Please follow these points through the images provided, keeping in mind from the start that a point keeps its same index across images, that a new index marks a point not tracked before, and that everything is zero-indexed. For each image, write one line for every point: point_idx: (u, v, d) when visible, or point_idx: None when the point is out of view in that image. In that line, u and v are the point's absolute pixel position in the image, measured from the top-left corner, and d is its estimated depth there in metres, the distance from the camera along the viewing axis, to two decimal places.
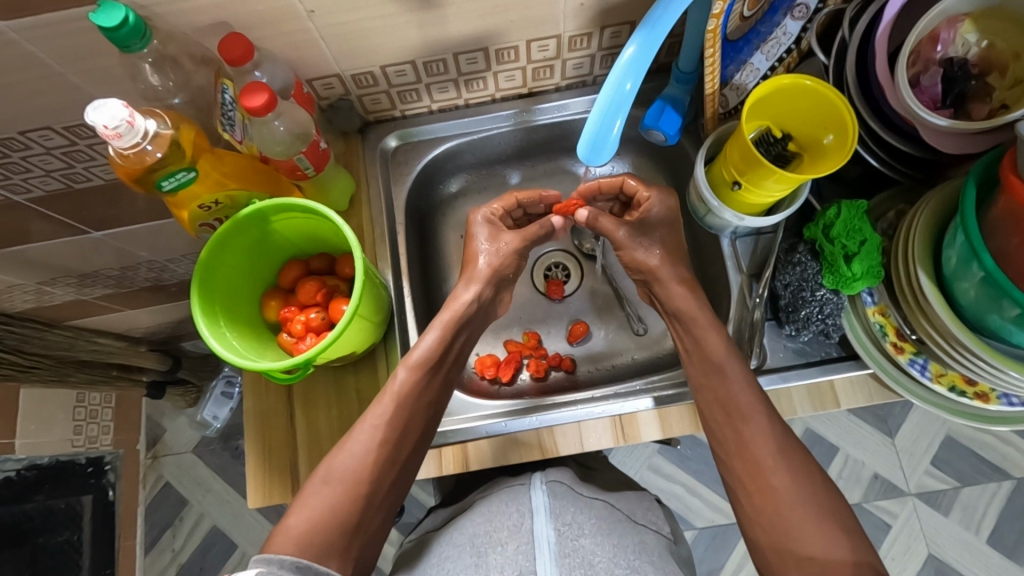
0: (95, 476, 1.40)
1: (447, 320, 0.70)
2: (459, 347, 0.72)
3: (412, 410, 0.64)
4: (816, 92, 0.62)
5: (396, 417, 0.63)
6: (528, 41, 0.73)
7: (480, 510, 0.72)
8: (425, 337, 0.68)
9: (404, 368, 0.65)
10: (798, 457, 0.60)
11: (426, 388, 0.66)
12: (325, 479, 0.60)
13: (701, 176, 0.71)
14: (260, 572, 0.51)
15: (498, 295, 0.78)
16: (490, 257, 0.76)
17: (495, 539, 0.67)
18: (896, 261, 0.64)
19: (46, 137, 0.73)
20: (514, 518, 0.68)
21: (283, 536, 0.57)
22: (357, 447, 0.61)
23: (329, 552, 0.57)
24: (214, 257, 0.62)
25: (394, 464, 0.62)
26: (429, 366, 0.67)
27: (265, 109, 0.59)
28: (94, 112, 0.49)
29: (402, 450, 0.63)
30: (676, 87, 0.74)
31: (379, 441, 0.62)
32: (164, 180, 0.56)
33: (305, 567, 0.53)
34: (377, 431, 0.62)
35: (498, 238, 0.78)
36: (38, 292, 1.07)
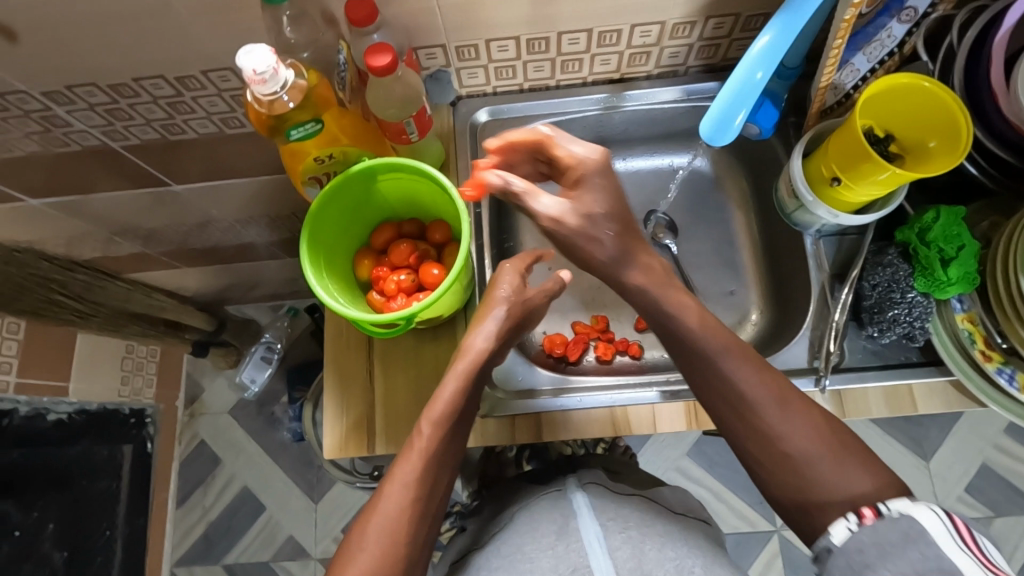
0: (136, 427, 1.41)
1: (466, 368, 0.60)
2: (478, 394, 0.62)
3: (438, 471, 0.57)
4: (933, 94, 0.62)
5: (425, 475, 0.55)
6: (632, 26, 0.74)
7: (520, 521, 0.73)
8: (446, 386, 0.59)
9: (428, 423, 0.57)
10: (825, 432, 0.53)
11: (452, 443, 0.58)
12: (359, 547, 0.52)
13: (796, 171, 0.72)
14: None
15: (513, 339, 0.66)
16: (511, 298, 0.65)
17: (541, 544, 0.68)
18: (993, 269, 0.64)
19: (156, 87, 0.76)
20: (559, 521, 0.70)
21: None
22: (385, 519, 0.53)
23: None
24: (322, 210, 0.64)
25: (427, 526, 0.55)
26: (453, 417, 0.58)
27: (386, 71, 0.61)
28: (245, 56, 0.51)
29: (433, 508, 0.56)
30: (777, 83, 0.73)
31: (410, 504, 0.54)
32: (294, 130, 0.58)
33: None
34: (408, 491, 0.54)
35: (522, 290, 0.66)
36: (108, 242, 1.12)
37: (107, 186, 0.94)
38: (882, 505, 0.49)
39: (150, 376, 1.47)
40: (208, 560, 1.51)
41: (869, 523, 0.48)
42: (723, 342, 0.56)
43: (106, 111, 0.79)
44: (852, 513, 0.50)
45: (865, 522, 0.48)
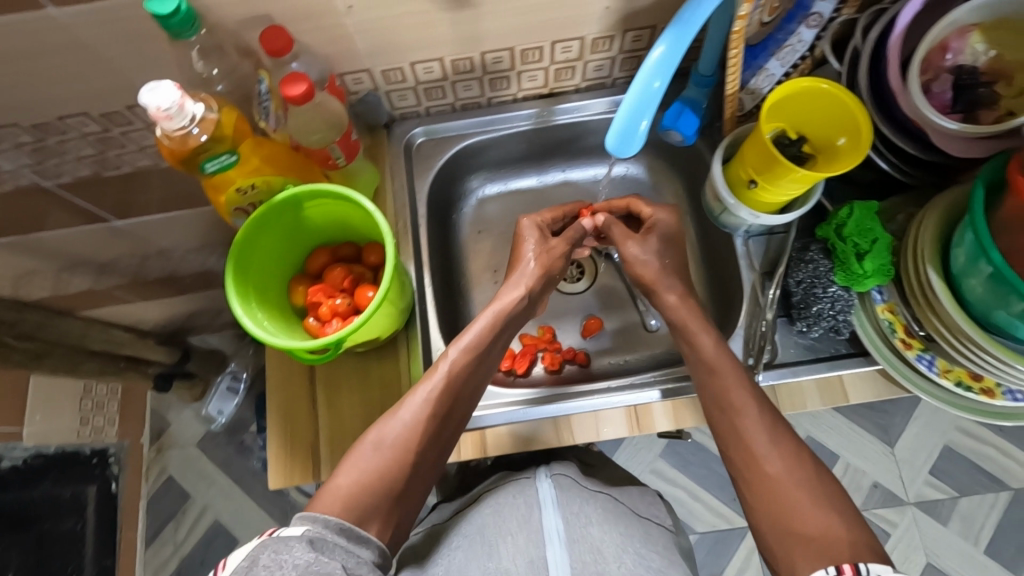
0: (99, 466, 1.38)
1: (497, 310, 0.73)
2: (506, 340, 0.74)
3: (461, 389, 0.67)
4: (833, 96, 0.64)
5: (447, 392, 0.66)
6: (553, 43, 0.76)
7: (487, 502, 0.74)
8: (475, 325, 0.71)
9: (455, 349, 0.68)
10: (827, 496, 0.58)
11: (475, 371, 0.68)
12: (377, 444, 0.62)
13: (718, 176, 0.74)
14: (309, 532, 0.52)
15: (543, 291, 0.79)
16: (537, 252, 0.79)
17: (504, 530, 0.69)
18: (906, 261, 0.66)
19: (81, 124, 0.75)
20: (523, 510, 0.70)
21: (330, 495, 0.58)
22: (407, 416, 0.64)
23: (372, 514, 0.59)
24: (248, 240, 0.64)
25: (437, 439, 0.64)
26: (478, 350, 0.69)
27: (304, 99, 0.61)
28: (148, 94, 0.51)
29: (449, 425, 0.66)
30: (695, 90, 0.76)
31: (429, 414, 0.64)
32: (208, 162, 0.59)
33: (348, 530, 0.55)
34: (428, 405, 0.64)
35: (545, 244, 0.80)
36: (56, 279, 1.08)
37: (58, 221, 0.91)
38: (860, 564, 0.51)
39: (113, 414, 1.44)
40: None
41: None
42: (738, 395, 0.65)
43: (33, 151, 0.78)
44: (831, 566, 0.52)
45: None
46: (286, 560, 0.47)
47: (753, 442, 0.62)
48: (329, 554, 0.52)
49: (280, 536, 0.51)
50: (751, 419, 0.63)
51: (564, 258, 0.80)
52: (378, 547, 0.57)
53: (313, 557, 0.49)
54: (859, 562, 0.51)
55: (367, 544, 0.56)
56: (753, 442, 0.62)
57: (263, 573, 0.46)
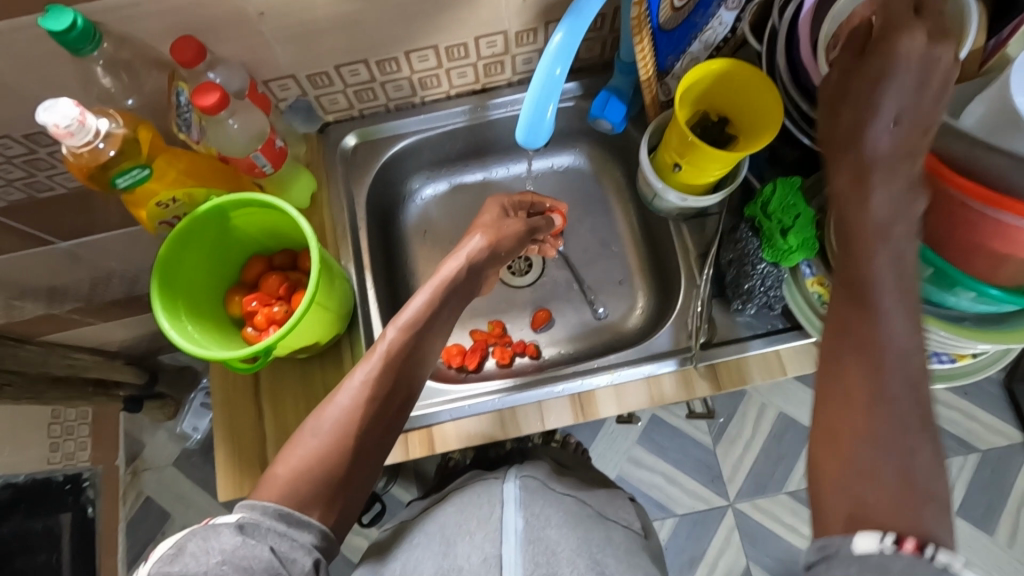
0: (73, 494, 1.30)
1: (437, 285, 0.70)
2: (449, 314, 0.71)
3: (401, 368, 0.64)
4: (744, 75, 0.65)
5: (385, 372, 0.63)
6: (476, 38, 0.76)
7: (452, 502, 0.76)
8: (413, 300, 0.68)
9: (394, 328, 0.66)
10: None
11: (416, 348, 0.66)
12: (315, 431, 0.60)
13: (646, 162, 0.74)
14: (242, 518, 0.52)
15: (488, 268, 0.76)
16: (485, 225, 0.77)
17: (464, 529, 0.70)
18: (829, 233, 0.68)
19: (6, 147, 0.74)
20: (485, 509, 0.72)
21: (269, 483, 0.56)
22: (345, 399, 0.61)
23: (314, 500, 0.56)
24: (174, 252, 0.64)
25: (380, 419, 0.62)
26: (417, 328, 0.67)
27: (217, 109, 0.61)
28: (46, 112, 0.51)
29: (391, 407, 0.63)
30: (620, 78, 0.77)
31: (368, 396, 0.61)
32: (119, 178, 0.58)
33: (287, 515, 0.54)
34: (365, 388, 0.62)
35: (501, 220, 0.79)
36: (8, 309, 1.05)
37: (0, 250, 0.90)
38: None
39: (83, 439, 1.39)
40: None
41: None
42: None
43: None
44: None
45: None
46: (211, 546, 0.48)
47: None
48: (260, 539, 0.51)
49: (216, 524, 0.52)
50: None
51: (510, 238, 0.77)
52: (320, 530, 0.55)
53: (241, 543, 0.49)
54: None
55: (309, 529, 0.54)
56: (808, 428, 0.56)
57: (188, 561, 0.47)
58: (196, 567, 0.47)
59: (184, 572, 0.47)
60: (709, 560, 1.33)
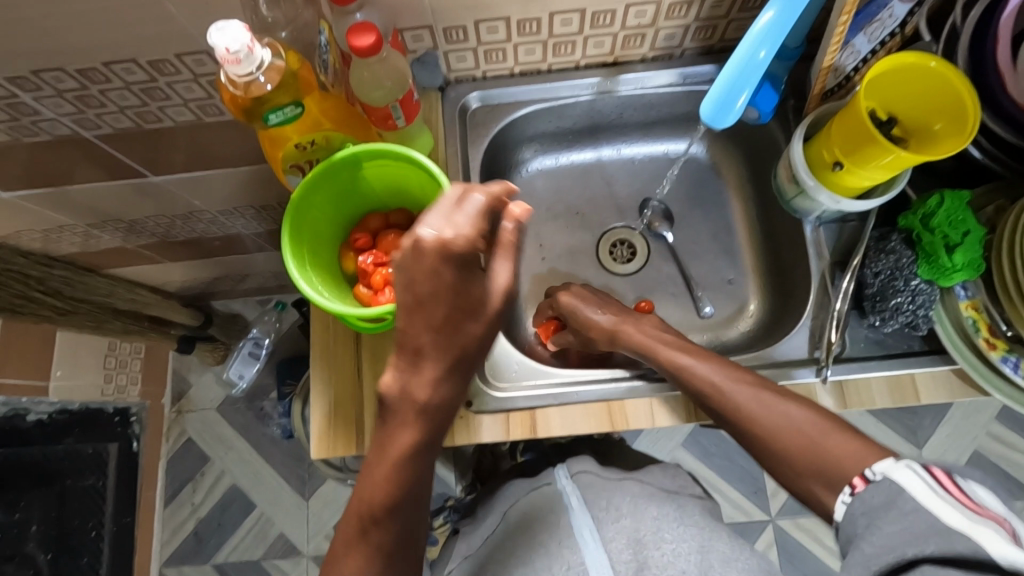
0: (122, 425, 1.33)
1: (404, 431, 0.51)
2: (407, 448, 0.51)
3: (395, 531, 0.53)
4: (939, 75, 0.59)
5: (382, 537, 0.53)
6: (626, 6, 0.71)
7: (513, 518, 0.73)
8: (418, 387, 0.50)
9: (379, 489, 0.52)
10: None
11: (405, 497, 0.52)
12: None
13: (798, 155, 0.69)
14: None
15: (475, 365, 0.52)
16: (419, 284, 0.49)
17: (538, 544, 0.69)
18: (998, 253, 0.63)
19: (128, 72, 0.71)
20: (551, 518, 0.70)
21: None
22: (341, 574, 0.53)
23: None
24: (306, 198, 0.61)
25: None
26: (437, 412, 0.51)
27: (370, 52, 0.58)
28: (217, 33, 0.47)
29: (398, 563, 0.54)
30: (777, 64, 0.70)
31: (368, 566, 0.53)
32: (272, 114, 0.54)
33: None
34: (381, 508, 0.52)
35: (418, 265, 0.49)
36: (86, 235, 1.05)
37: (84, 178, 0.89)
38: (868, 471, 0.50)
39: (135, 373, 1.38)
40: (197, 559, 1.45)
41: (859, 494, 0.49)
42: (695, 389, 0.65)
43: (77, 98, 0.74)
44: (846, 483, 0.51)
45: (856, 491, 0.49)
46: None
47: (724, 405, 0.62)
48: None
49: None
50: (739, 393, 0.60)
51: (439, 305, 0.48)
52: None
53: None
54: (868, 469, 0.50)
55: None
56: (716, 384, 0.62)
57: None
58: None
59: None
60: None
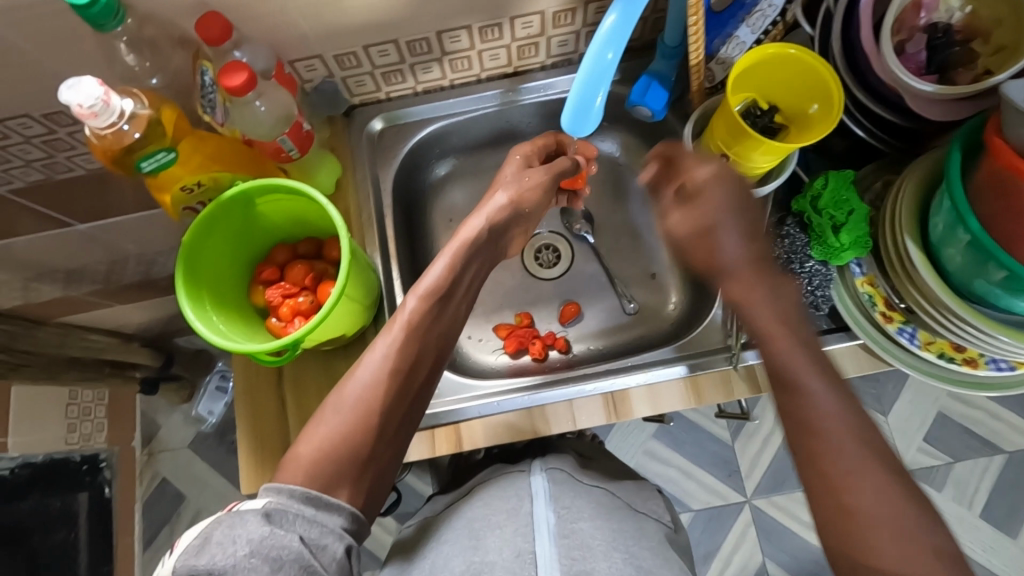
0: (90, 474, 1.28)
1: (457, 249, 0.67)
2: (470, 279, 0.68)
3: (423, 338, 0.61)
4: (802, 61, 0.62)
5: (407, 344, 0.60)
6: (512, 18, 0.72)
7: (479, 498, 0.70)
8: (433, 268, 0.65)
9: (415, 295, 0.63)
10: None
11: (438, 316, 0.63)
12: (335, 407, 0.56)
13: (689, 150, 0.71)
14: (269, 504, 0.50)
15: (510, 229, 0.73)
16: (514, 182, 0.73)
17: (492, 522, 0.65)
18: (883, 229, 0.64)
19: (24, 126, 0.69)
20: (513, 503, 0.66)
21: (292, 466, 0.53)
22: (366, 374, 0.57)
23: (339, 479, 0.53)
24: (199, 239, 0.62)
25: (405, 395, 0.58)
26: (438, 296, 0.64)
27: (245, 89, 0.58)
28: (69, 90, 0.49)
29: (414, 381, 0.59)
30: (661, 62, 0.73)
31: (389, 370, 0.58)
32: (144, 161, 0.57)
33: (315, 499, 0.51)
34: (388, 359, 0.58)
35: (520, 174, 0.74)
36: (26, 289, 0.99)
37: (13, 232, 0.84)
38: None
39: (100, 420, 1.35)
40: None
41: None
42: None
43: None
44: None
45: None
46: (238, 537, 0.46)
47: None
48: (287, 527, 0.49)
49: (241, 510, 0.49)
50: None
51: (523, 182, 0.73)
52: (350, 513, 0.52)
53: (269, 532, 0.47)
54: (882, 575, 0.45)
55: (339, 511, 0.52)
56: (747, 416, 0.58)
57: (216, 551, 0.46)
58: (224, 558, 0.45)
59: (213, 565, 0.45)
60: (725, 555, 1.29)
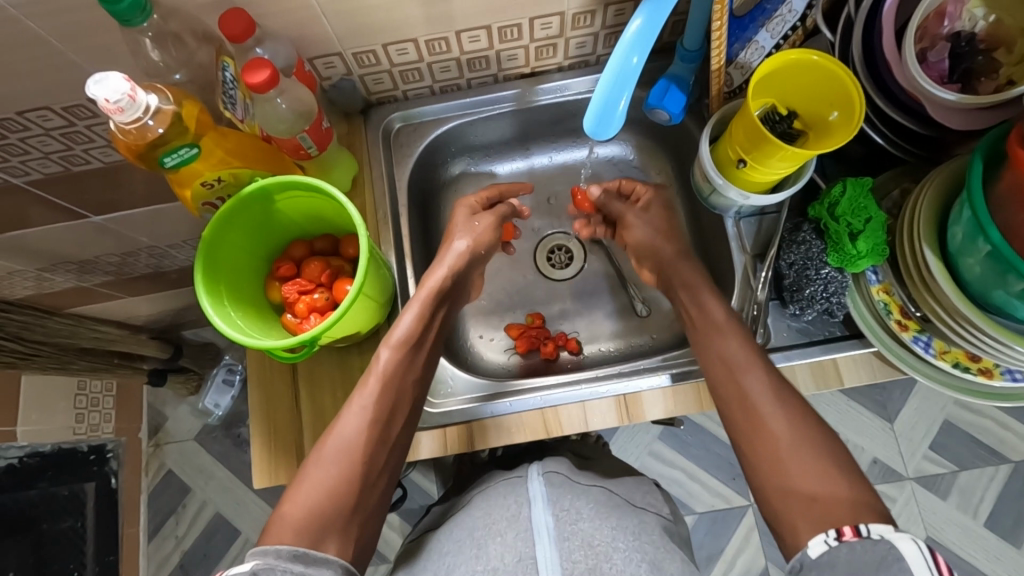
0: (97, 463, 1.29)
1: (426, 297, 0.69)
2: (438, 327, 0.70)
3: (400, 387, 0.63)
4: (823, 68, 0.62)
5: (384, 395, 0.61)
6: (531, 19, 0.72)
7: (479, 506, 0.69)
8: (402, 318, 0.67)
9: (387, 346, 0.64)
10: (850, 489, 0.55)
11: (411, 365, 0.65)
12: (315, 464, 0.57)
13: (707, 155, 0.72)
14: (257, 564, 0.48)
15: (473, 275, 0.76)
16: (471, 231, 0.76)
17: (494, 530, 0.64)
18: (901, 237, 0.64)
19: (44, 118, 0.69)
20: (512, 508, 0.65)
21: (279, 526, 0.53)
22: (348, 429, 0.58)
23: (328, 534, 0.53)
24: (219, 233, 0.62)
25: (384, 445, 0.60)
26: (411, 345, 0.65)
27: (268, 85, 0.58)
28: (96, 85, 0.50)
29: (392, 431, 0.61)
30: (680, 65, 0.73)
31: (369, 422, 0.59)
32: (167, 156, 0.57)
33: (303, 555, 0.51)
34: (367, 412, 0.60)
35: (473, 222, 0.77)
36: (39, 279, 1.00)
37: (27, 223, 0.84)
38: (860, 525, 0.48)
39: (109, 411, 1.36)
40: None
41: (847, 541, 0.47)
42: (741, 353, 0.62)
43: None
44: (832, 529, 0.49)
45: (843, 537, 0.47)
46: None
47: (737, 424, 0.59)
48: None
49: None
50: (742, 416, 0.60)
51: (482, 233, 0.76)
52: (341, 564, 0.52)
53: None
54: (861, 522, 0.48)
55: (328, 565, 0.51)
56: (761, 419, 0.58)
57: None
58: None
59: None
60: (728, 558, 1.29)
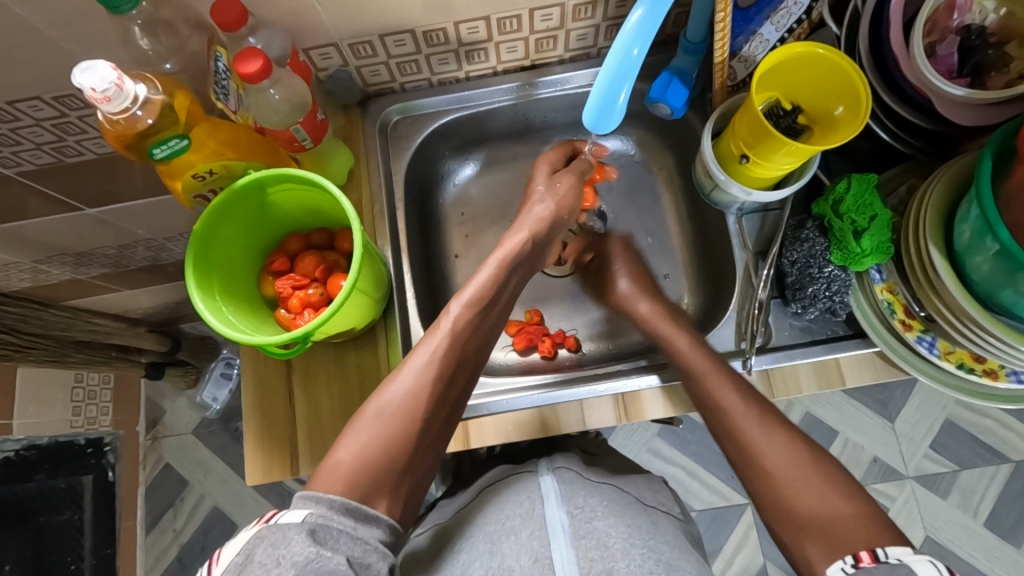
0: (95, 456, 1.29)
1: (501, 259, 0.68)
2: (512, 288, 0.69)
3: (468, 343, 0.61)
4: (829, 61, 0.61)
5: (451, 349, 0.60)
6: (531, 10, 0.70)
7: (490, 503, 0.69)
8: (478, 275, 0.66)
9: (460, 302, 0.63)
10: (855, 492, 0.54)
11: (481, 325, 0.64)
12: (377, 413, 0.55)
13: (709, 150, 0.70)
14: (310, 518, 0.47)
15: (548, 241, 0.75)
16: (548, 195, 0.74)
17: (508, 528, 0.64)
18: (907, 235, 0.63)
19: (35, 108, 0.68)
20: (525, 506, 0.65)
21: (332, 473, 0.51)
22: (411, 378, 0.57)
23: (378, 490, 0.52)
24: (211, 226, 0.61)
25: (445, 403, 0.58)
26: (483, 305, 0.64)
27: (260, 76, 0.57)
28: (82, 74, 0.49)
29: (453, 390, 0.59)
30: (683, 58, 0.71)
31: (435, 375, 0.58)
32: (157, 148, 0.56)
33: (355, 509, 0.49)
34: (434, 364, 0.58)
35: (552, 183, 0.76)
36: (34, 271, 0.99)
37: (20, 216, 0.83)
38: (878, 549, 0.47)
39: (105, 403, 1.34)
40: None
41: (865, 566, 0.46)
42: None
43: None
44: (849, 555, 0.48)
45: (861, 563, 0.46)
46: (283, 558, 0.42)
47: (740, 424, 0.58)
48: (332, 544, 0.46)
49: (279, 521, 0.46)
50: (745, 416, 0.59)
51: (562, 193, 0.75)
52: (388, 524, 0.51)
53: (316, 553, 0.43)
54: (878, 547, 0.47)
55: (378, 523, 0.50)
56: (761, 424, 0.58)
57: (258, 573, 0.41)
58: None
59: None
60: (727, 556, 1.28)
